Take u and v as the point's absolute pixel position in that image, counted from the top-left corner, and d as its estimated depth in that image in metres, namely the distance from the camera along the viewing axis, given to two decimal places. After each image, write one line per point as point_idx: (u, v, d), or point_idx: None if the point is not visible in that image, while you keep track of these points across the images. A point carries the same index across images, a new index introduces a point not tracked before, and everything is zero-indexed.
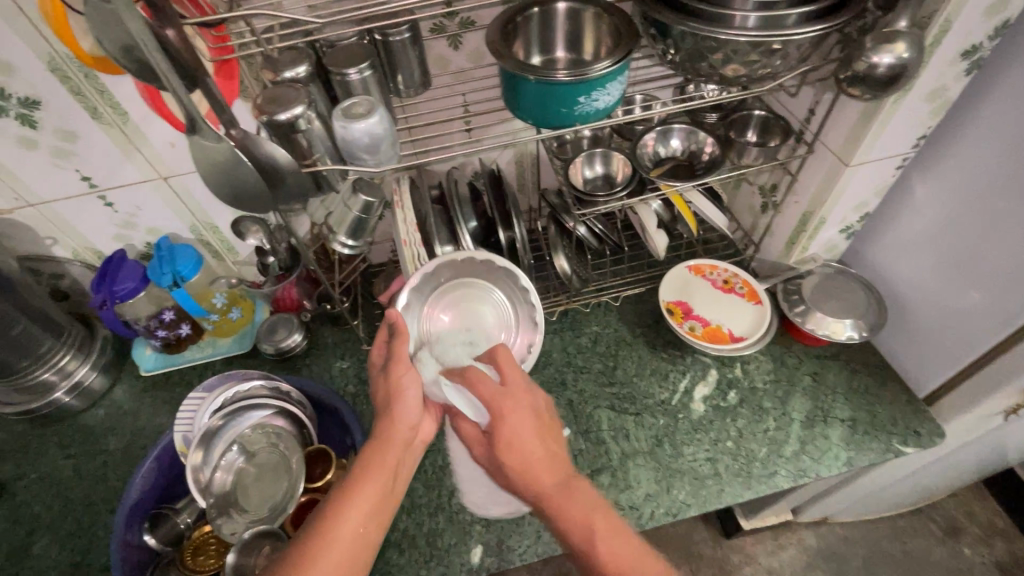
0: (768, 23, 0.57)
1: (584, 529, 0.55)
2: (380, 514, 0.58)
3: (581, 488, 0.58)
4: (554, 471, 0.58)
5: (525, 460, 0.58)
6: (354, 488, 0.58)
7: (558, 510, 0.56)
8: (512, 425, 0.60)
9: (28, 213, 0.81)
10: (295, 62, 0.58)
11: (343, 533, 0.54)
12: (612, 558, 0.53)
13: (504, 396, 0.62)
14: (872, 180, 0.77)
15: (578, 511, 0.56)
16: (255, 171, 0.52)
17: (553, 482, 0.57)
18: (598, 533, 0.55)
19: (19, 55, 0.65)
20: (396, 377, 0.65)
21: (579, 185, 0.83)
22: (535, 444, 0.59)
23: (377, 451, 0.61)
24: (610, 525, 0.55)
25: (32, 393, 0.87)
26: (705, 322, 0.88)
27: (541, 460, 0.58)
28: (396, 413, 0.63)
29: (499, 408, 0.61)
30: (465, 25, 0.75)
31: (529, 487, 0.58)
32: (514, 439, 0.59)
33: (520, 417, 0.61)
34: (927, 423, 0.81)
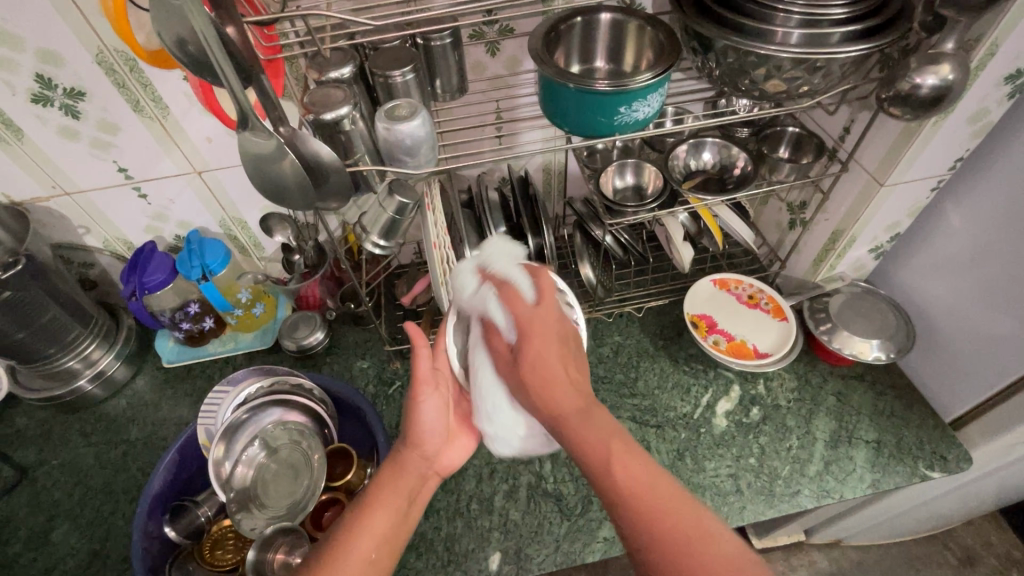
0: (812, 40, 0.57)
1: (602, 452, 0.51)
2: (391, 542, 0.55)
3: (603, 414, 0.54)
4: (574, 395, 0.55)
5: (548, 379, 0.56)
6: (370, 509, 0.56)
7: (576, 432, 0.53)
8: (536, 344, 0.58)
9: (63, 202, 0.82)
10: (341, 63, 0.59)
11: (352, 558, 0.52)
12: (629, 480, 0.49)
13: (536, 318, 0.60)
14: (906, 201, 0.76)
15: (597, 434, 0.52)
16: (300, 168, 0.52)
17: (574, 404, 0.55)
18: (616, 459, 0.51)
19: (69, 46, 0.66)
20: (418, 403, 0.61)
21: (610, 194, 0.83)
22: (559, 364, 0.57)
23: (392, 474, 0.59)
24: (627, 451, 0.51)
25: (57, 380, 0.87)
26: (729, 336, 0.88)
27: (563, 374, 0.56)
28: (414, 439, 0.61)
29: (527, 323, 0.59)
30: (504, 32, 0.76)
31: (550, 407, 0.55)
32: (538, 358, 0.57)
33: (544, 342, 0.58)
34: (954, 448, 0.79)
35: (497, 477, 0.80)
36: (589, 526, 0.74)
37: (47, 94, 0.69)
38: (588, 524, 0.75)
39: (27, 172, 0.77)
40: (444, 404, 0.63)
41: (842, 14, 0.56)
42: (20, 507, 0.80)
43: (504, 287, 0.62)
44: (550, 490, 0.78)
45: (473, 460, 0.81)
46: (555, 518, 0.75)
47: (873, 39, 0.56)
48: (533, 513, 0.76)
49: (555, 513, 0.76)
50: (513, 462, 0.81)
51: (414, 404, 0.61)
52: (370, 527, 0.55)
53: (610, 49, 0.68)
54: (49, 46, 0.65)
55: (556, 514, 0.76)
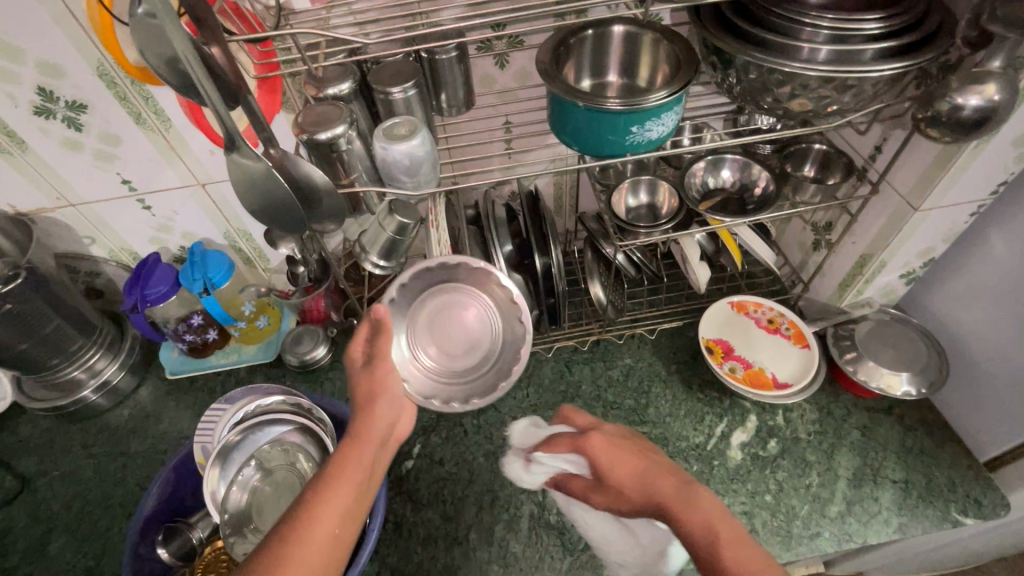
0: (842, 57, 0.53)
1: (706, 537, 0.46)
2: (354, 515, 0.53)
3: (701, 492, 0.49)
4: (663, 481, 0.52)
5: (635, 480, 0.53)
6: (334, 480, 0.53)
7: (677, 521, 0.49)
8: (606, 455, 0.56)
9: (68, 212, 0.81)
10: (339, 78, 0.57)
11: (320, 531, 0.49)
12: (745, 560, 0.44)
13: (585, 434, 0.59)
14: (941, 226, 0.71)
15: (698, 520, 0.47)
16: (289, 190, 0.49)
17: (671, 487, 0.51)
18: (724, 541, 0.46)
19: (70, 60, 0.65)
20: (379, 374, 0.60)
21: (622, 213, 0.80)
22: (634, 458, 0.55)
23: (351, 446, 0.56)
24: (731, 531, 0.46)
25: (61, 390, 0.87)
26: (746, 363, 0.83)
27: (647, 467, 0.54)
28: (375, 407, 0.59)
29: (582, 444, 0.58)
30: (514, 44, 0.73)
31: (648, 496, 0.52)
32: (610, 466, 0.55)
33: (607, 445, 0.57)
34: (990, 492, 0.74)
35: (498, 505, 0.77)
36: (593, 563, 0.71)
37: (49, 106, 0.69)
38: (591, 561, 0.71)
39: (31, 182, 0.76)
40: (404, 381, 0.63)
41: (876, 29, 0.52)
42: (20, 517, 0.80)
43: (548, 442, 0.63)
44: (552, 522, 0.75)
45: (474, 487, 0.79)
46: (557, 552, 0.72)
47: (910, 56, 0.52)
48: (534, 547, 0.73)
49: (557, 547, 0.72)
50: (515, 489, 0.78)
51: (379, 376, 0.60)
52: (335, 502, 0.52)
53: (624, 63, 0.64)
54: (50, 59, 0.64)
55: (559, 549, 0.72)
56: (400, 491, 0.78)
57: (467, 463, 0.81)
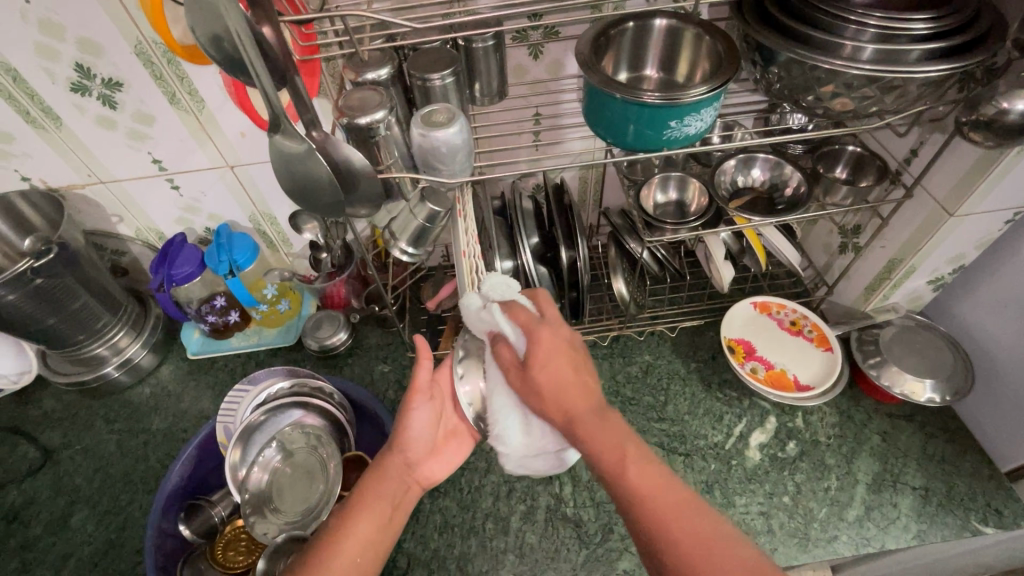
0: (887, 56, 0.52)
1: (615, 452, 0.48)
2: (377, 548, 0.53)
3: (616, 418, 0.51)
4: (590, 398, 0.52)
5: (560, 383, 0.53)
6: (355, 515, 0.54)
7: (588, 434, 0.50)
8: (548, 355, 0.54)
9: (98, 190, 0.82)
10: (378, 63, 0.57)
11: (340, 563, 0.50)
12: (646, 484, 0.45)
13: (542, 324, 0.56)
14: (975, 232, 0.70)
15: (612, 435, 0.49)
16: (330, 173, 0.49)
17: (588, 406, 0.51)
18: (629, 454, 0.47)
19: (109, 37, 0.65)
20: (408, 408, 0.58)
21: (650, 209, 0.79)
22: (569, 367, 0.54)
23: (373, 479, 0.56)
24: (637, 458, 0.47)
25: (85, 365, 0.88)
26: (768, 364, 0.83)
27: (577, 385, 0.53)
28: (400, 440, 0.58)
29: (530, 329, 0.56)
30: (549, 35, 0.72)
31: (562, 404, 0.52)
32: (547, 360, 0.54)
33: (554, 341, 0.55)
34: (1012, 503, 0.73)
35: (515, 496, 0.77)
36: (609, 557, 0.71)
37: (86, 83, 0.69)
38: (608, 554, 0.71)
39: (63, 159, 0.77)
40: (435, 415, 0.60)
41: (924, 29, 0.51)
42: (43, 489, 0.81)
43: (506, 305, 0.58)
44: (569, 515, 0.75)
45: (491, 477, 0.79)
46: (574, 545, 0.72)
47: (958, 58, 0.51)
48: (550, 538, 0.73)
49: (574, 540, 0.73)
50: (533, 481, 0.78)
51: (404, 415, 0.59)
52: (358, 533, 0.52)
53: (662, 58, 0.64)
54: (89, 35, 0.65)
55: (575, 541, 0.73)
56: None
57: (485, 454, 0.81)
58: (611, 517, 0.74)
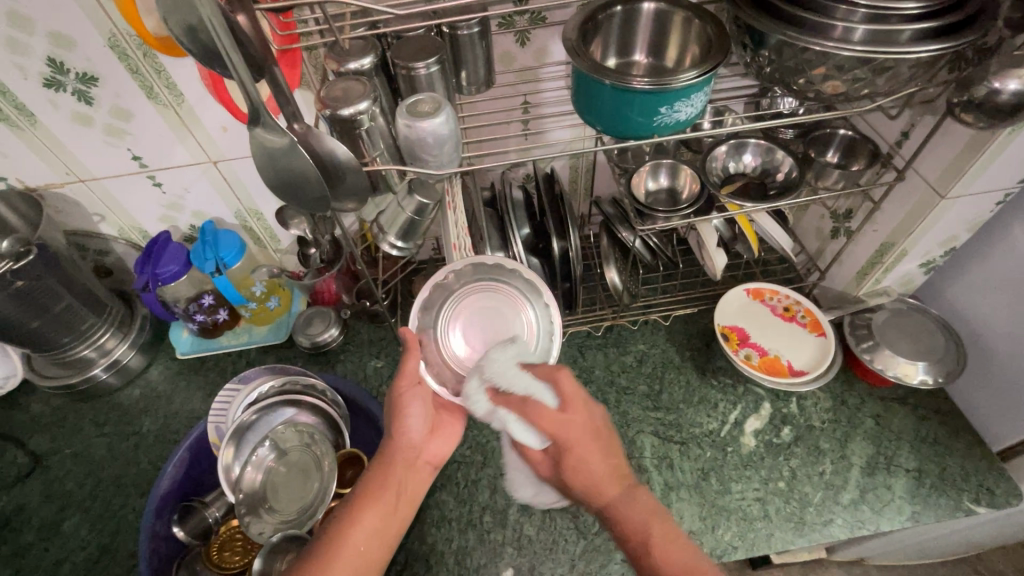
0: (879, 37, 0.51)
1: (642, 539, 0.51)
2: (386, 536, 0.53)
3: (642, 495, 0.54)
4: (623, 483, 0.55)
5: (591, 477, 0.54)
6: (362, 506, 0.54)
7: (621, 522, 0.53)
8: (577, 450, 0.54)
9: (78, 188, 0.80)
10: (361, 52, 0.55)
11: (344, 554, 0.51)
12: (678, 567, 0.49)
13: (565, 419, 0.55)
14: (965, 214, 0.70)
15: (639, 523, 0.52)
16: (314, 167, 0.48)
17: (616, 491, 0.54)
18: (655, 543, 0.51)
19: (80, 30, 0.63)
20: (399, 394, 0.57)
21: (642, 196, 0.78)
22: (599, 457, 0.55)
23: (377, 468, 0.56)
24: (669, 533, 0.51)
25: (71, 368, 0.86)
26: (762, 351, 0.83)
27: (607, 474, 0.54)
28: (397, 427, 0.58)
29: (562, 430, 0.55)
30: (536, 21, 0.71)
31: (594, 495, 0.54)
32: (581, 460, 0.54)
33: (581, 435, 0.55)
34: (1003, 482, 0.74)
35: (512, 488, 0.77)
36: (607, 546, 0.71)
37: (59, 78, 0.67)
38: (605, 544, 0.71)
39: (40, 158, 0.75)
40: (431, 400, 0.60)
41: (916, 9, 0.50)
42: (33, 495, 0.80)
43: (524, 406, 0.55)
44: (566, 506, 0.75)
45: (487, 470, 0.79)
46: (571, 535, 0.72)
47: (951, 37, 0.50)
48: (548, 530, 0.73)
49: (571, 530, 0.73)
50: None
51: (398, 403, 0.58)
52: (364, 524, 0.53)
53: (652, 42, 0.63)
54: (61, 29, 0.63)
55: (572, 531, 0.73)
56: None
57: (480, 447, 0.81)
58: None
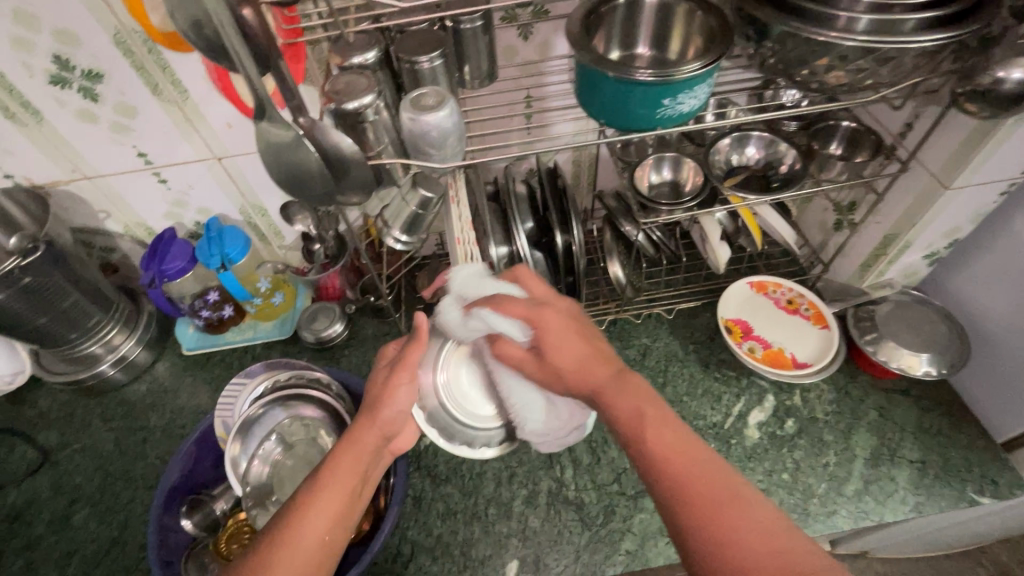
0: (882, 27, 0.51)
1: (635, 421, 0.47)
2: (345, 524, 0.52)
3: (633, 377, 0.51)
4: (608, 368, 0.53)
5: (577, 358, 0.54)
6: (322, 491, 0.51)
7: (611, 404, 0.50)
8: (552, 331, 0.55)
9: (84, 186, 0.80)
10: (365, 46, 0.55)
11: (306, 542, 0.48)
12: (666, 446, 0.45)
13: (540, 307, 0.57)
14: (969, 206, 0.70)
15: (630, 403, 0.49)
16: (320, 160, 0.49)
17: (605, 375, 0.52)
18: (646, 424, 0.47)
19: (85, 27, 0.63)
20: (394, 382, 0.58)
21: (645, 189, 0.78)
22: (579, 341, 0.55)
23: (347, 452, 0.54)
24: (658, 416, 0.47)
25: (79, 364, 0.87)
26: (765, 343, 0.83)
27: (589, 353, 0.54)
28: (379, 414, 0.56)
29: (536, 314, 0.56)
30: (538, 14, 0.71)
31: (583, 382, 0.53)
32: (558, 341, 0.55)
33: (557, 320, 0.56)
34: (1006, 472, 0.74)
35: (517, 481, 0.77)
36: (611, 538, 0.72)
37: (64, 75, 0.67)
38: (610, 535, 0.72)
39: (47, 155, 0.75)
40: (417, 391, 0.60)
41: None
42: (42, 489, 0.81)
43: (497, 301, 0.58)
44: (571, 498, 0.75)
45: (492, 463, 0.79)
46: (576, 527, 0.73)
47: (955, 26, 0.50)
48: (553, 521, 0.73)
49: (576, 523, 0.73)
50: (533, 466, 0.78)
51: (386, 389, 0.58)
52: (324, 509, 0.50)
53: (655, 34, 0.63)
54: (66, 26, 0.63)
55: (577, 523, 0.73)
56: (419, 466, 0.79)
57: None
58: (613, 499, 0.75)
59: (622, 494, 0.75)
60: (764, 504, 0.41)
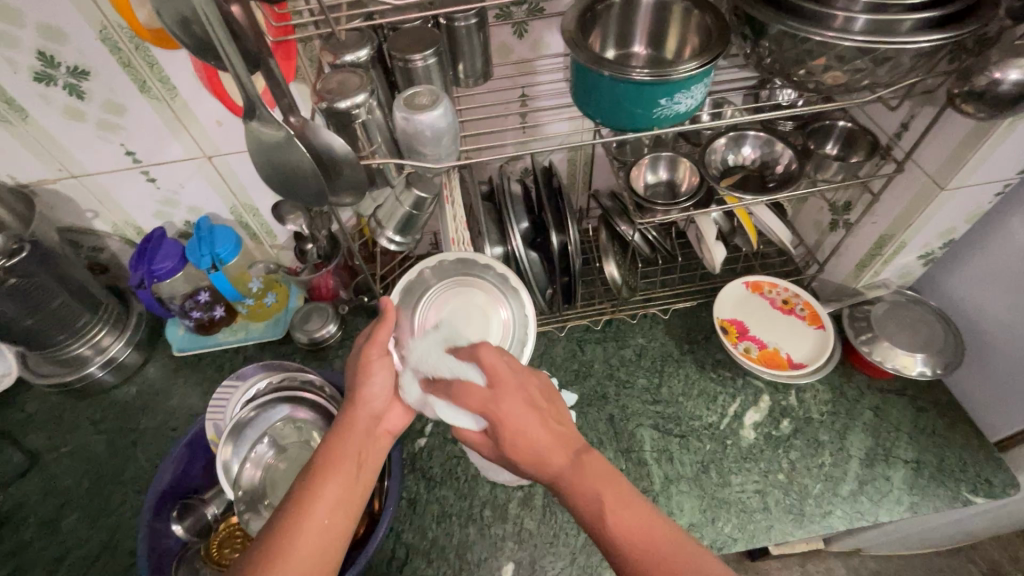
0: (880, 27, 0.51)
1: (595, 508, 0.47)
2: (349, 507, 0.51)
3: (593, 459, 0.50)
4: (566, 455, 0.51)
5: (533, 449, 0.51)
6: (321, 478, 0.51)
7: (571, 493, 0.49)
8: (513, 422, 0.52)
9: (70, 184, 0.79)
10: (357, 44, 0.54)
11: (309, 527, 0.48)
12: (630, 532, 0.45)
13: (496, 396, 0.54)
14: (965, 206, 0.70)
15: (591, 489, 0.48)
16: (311, 160, 0.48)
17: (563, 462, 0.50)
18: (610, 507, 0.47)
19: (71, 23, 0.62)
20: (366, 361, 0.58)
21: (641, 189, 0.77)
22: (539, 428, 0.52)
23: (337, 438, 0.55)
24: (621, 497, 0.48)
25: (67, 365, 0.86)
26: (761, 344, 0.83)
27: (547, 440, 0.52)
28: (358, 396, 0.58)
29: (491, 407, 0.53)
30: (533, 12, 0.70)
31: (540, 470, 0.51)
32: (516, 429, 0.52)
33: (516, 410, 0.53)
34: (1000, 472, 0.74)
35: (512, 483, 0.77)
36: None
37: (49, 72, 0.66)
38: None
39: (32, 153, 0.74)
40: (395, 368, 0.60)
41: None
42: (30, 493, 0.79)
43: (453, 386, 0.56)
44: None
45: None
46: (572, 529, 0.72)
47: (953, 27, 0.50)
48: (549, 523, 0.73)
49: (572, 525, 0.73)
50: None
51: (362, 372, 0.59)
52: (324, 491, 0.50)
53: (651, 33, 0.62)
54: (50, 21, 0.62)
55: (574, 525, 0.73)
56: (413, 468, 0.78)
57: None
58: None
59: None
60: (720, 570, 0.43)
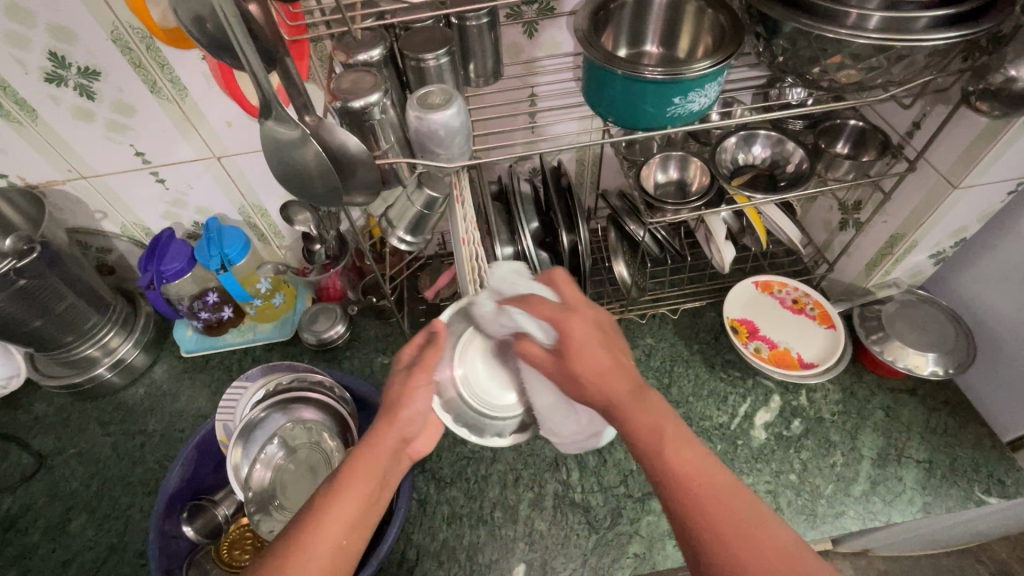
0: (894, 24, 0.50)
1: (652, 437, 0.46)
2: (362, 528, 0.50)
3: (655, 397, 0.49)
4: (625, 386, 0.50)
5: (596, 373, 0.50)
6: (337, 494, 0.50)
7: (628, 420, 0.48)
8: (582, 343, 0.52)
9: (79, 185, 0.79)
10: (370, 44, 0.54)
11: (322, 547, 0.47)
12: (687, 468, 0.45)
13: (568, 313, 0.53)
14: (977, 205, 0.70)
15: (647, 419, 0.47)
16: (326, 160, 0.48)
17: (625, 389, 0.50)
18: (667, 441, 0.46)
19: (82, 24, 0.62)
20: (412, 383, 0.57)
21: (651, 188, 0.77)
22: (603, 354, 0.51)
23: (366, 454, 0.53)
24: (678, 434, 0.47)
25: (75, 367, 0.86)
26: (771, 344, 0.83)
27: (611, 369, 0.51)
28: (398, 417, 0.55)
29: (563, 321, 0.52)
30: (544, 11, 0.70)
31: (597, 393, 0.50)
32: (582, 351, 0.51)
33: (585, 331, 0.52)
34: (1014, 472, 0.74)
35: (522, 484, 0.76)
36: (619, 540, 0.71)
37: (60, 73, 0.66)
38: (617, 538, 0.71)
39: (41, 154, 0.74)
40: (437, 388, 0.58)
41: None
42: (38, 496, 0.79)
43: (527, 300, 0.55)
44: (578, 501, 0.75)
45: (497, 465, 0.78)
46: (584, 531, 0.72)
47: (968, 24, 0.50)
48: (560, 525, 0.73)
49: (583, 526, 0.72)
50: (539, 468, 0.78)
51: (404, 391, 0.57)
52: (340, 512, 0.49)
53: (663, 32, 0.62)
54: (61, 21, 0.62)
55: (585, 527, 0.72)
56: (423, 470, 0.78)
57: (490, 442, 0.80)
58: (620, 500, 0.74)
59: (629, 496, 0.74)
60: (777, 530, 0.42)
